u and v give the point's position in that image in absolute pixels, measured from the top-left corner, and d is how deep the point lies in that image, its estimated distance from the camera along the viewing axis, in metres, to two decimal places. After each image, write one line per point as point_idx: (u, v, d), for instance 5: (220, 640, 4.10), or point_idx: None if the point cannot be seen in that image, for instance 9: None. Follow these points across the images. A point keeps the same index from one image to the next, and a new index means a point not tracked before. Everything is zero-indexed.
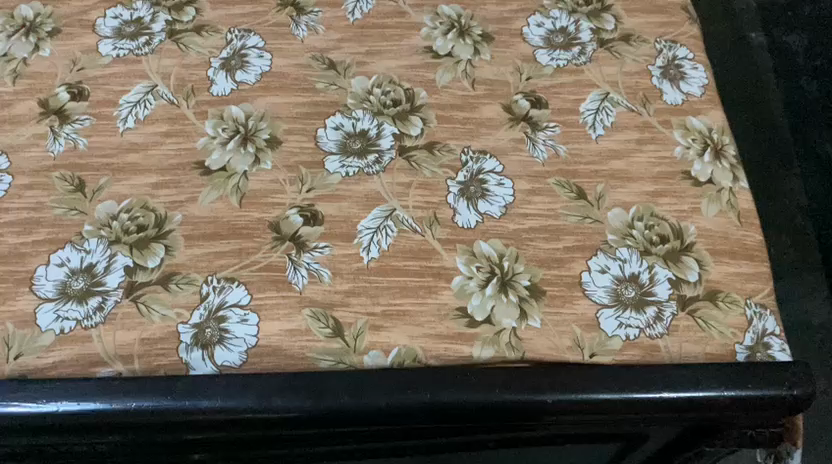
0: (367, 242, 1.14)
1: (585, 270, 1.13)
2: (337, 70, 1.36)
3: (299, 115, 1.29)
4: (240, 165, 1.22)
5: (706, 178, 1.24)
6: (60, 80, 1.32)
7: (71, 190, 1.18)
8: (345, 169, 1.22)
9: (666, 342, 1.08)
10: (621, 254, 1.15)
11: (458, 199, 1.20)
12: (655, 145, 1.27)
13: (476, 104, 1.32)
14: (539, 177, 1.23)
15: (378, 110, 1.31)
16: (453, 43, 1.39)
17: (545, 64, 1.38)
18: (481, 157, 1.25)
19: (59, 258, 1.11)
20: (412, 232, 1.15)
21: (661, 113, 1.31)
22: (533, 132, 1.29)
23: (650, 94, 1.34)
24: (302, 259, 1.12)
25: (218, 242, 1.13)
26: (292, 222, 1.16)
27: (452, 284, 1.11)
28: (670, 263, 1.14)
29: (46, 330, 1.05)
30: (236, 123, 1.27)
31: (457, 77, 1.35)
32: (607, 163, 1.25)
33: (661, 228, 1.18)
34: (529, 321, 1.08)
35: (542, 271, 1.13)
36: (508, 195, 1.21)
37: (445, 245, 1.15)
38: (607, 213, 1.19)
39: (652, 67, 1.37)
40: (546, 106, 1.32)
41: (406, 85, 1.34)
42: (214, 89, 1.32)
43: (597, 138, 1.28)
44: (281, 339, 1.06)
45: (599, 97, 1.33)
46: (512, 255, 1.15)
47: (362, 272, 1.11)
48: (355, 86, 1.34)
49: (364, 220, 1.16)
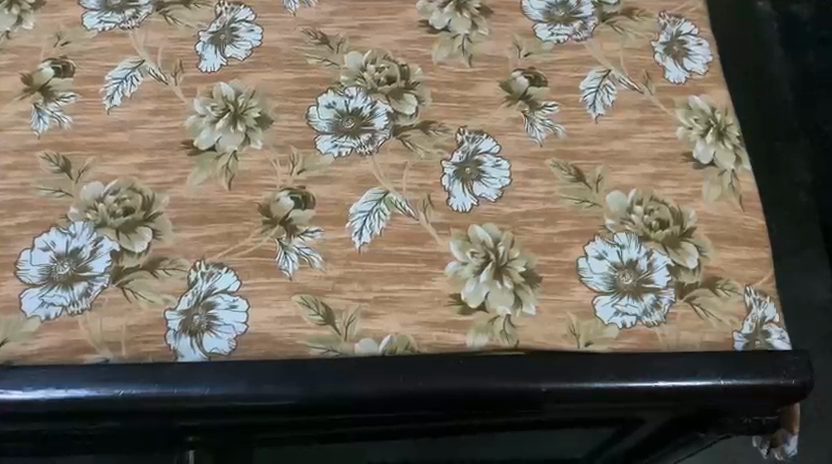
0: (359, 227, 1.12)
1: (582, 256, 1.11)
2: (329, 45, 1.31)
3: (291, 92, 1.26)
4: (229, 145, 1.19)
5: (708, 160, 1.21)
6: (44, 54, 1.28)
7: (56, 170, 1.15)
8: (338, 149, 1.19)
9: (663, 330, 1.06)
10: (619, 239, 1.12)
11: (454, 182, 1.17)
12: (657, 126, 1.24)
13: (473, 81, 1.28)
14: (537, 158, 1.20)
15: (372, 88, 1.27)
16: (449, 16, 1.35)
17: (545, 40, 1.33)
18: (477, 138, 1.22)
19: (44, 242, 1.09)
20: (406, 216, 1.13)
21: (664, 92, 1.27)
22: (531, 111, 1.25)
23: (653, 72, 1.30)
24: (293, 244, 1.09)
25: (207, 226, 1.10)
26: (283, 206, 1.13)
27: (446, 270, 1.08)
28: (669, 249, 1.12)
29: (31, 315, 1.04)
30: (225, 101, 1.24)
31: (454, 53, 1.31)
32: (606, 144, 1.22)
33: (661, 212, 1.15)
34: (524, 308, 1.07)
35: (538, 257, 1.11)
36: (505, 178, 1.18)
37: (440, 230, 1.12)
38: (606, 196, 1.16)
39: (655, 42, 1.33)
40: (545, 83, 1.28)
41: (401, 60, 1.30)
42: (203, 65, 1.28)
43: (597, 117, 1.25)
44: (271, 327, 1.04)
45: (600, 75, 1.29)
46: (508, 240, 1.12)
47: (354, 258, 1.09)
48: (349, 62, 1.30)
49: (356, 204, 1.14)
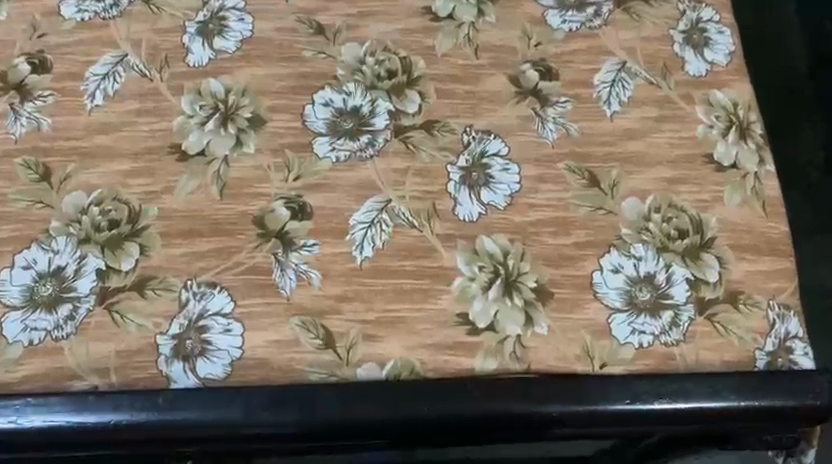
0: (360, 239, 1.05)
1: (597, 270, 1.05)
2: (325, 35, 1.22)
3: (284, 88, 1.17)
4: (220, 149, 1.11)
5: (729, 162, 1.14)
6: (20, 48, 1.19)
7: (36, 179, 1.08)
8: (335, 153, 1.12)
9: (681, 349, 1.01)
10: (636, 251, 1.06)
11: (460, 188, 1.11)
12: (676, 124, 1.16)
13: (479, 75, 1.20)
14: (548, 161, 1.14)
15: (371, 83, 1.19)
16: (453, 2, 1.26)
17: (556, 28, 1.24)
18: (484, 139, 1.15)
19: (25, 260, 1.02)
20: (409, 228, 1.07)
21: (683, 86, 1.20)
22: (541, 109, 1.18)
23: (672, 64, 1.21)
24: (290, 259, 1.03)
25: (198, 240, 1.04)
26: (279, 217, 1.06)
27: (453, 287, 1.02)
28: (689, 261, 1.06)
29: (13, 341, 0.97)
30: (215, 100, 1.16)
31: (459, 44, 1.23)
32: (622, 145, 1.15)
33: (680, 221, 1.09)
34: (535, 328, 1.01)
35: (550, 271, 1.04)
36: (514, 183, 1.12)
37: (445, 242, 1.06)
38: (621, 203, 1.10)
39: (674, 31, 1.24)
40: (557, 77, 1.20)
41: (403, 52, 1.21)
42: (191, 59, 1.19)
43: (612, 115, 1.17)
44: (268, 351, 0.98)
45: (615, 67, 1.21)
46: (518, 253, 1.06)
47: (354, 273, 1.03)
48: (346, 54, 1.21)
49: (357, 213, 1.07)
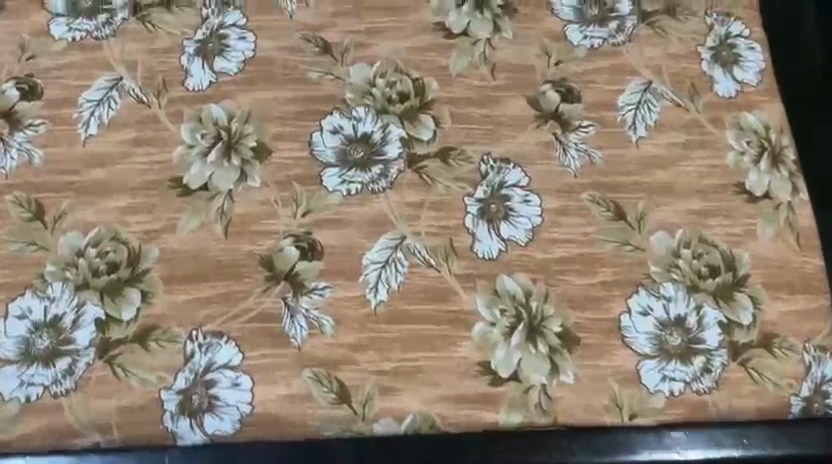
0: (374, 281, 1.00)
1: (625, 313, 1.00)
2: (332, 54, 1.15)
3: (291, 114, 1.11)
4: (224, 183, 1.05)
5: (762, 191, 1.08)
6: (8, 72, 1.12)
7: (29, 217, 1.02)
8: (346, 185, 1.06)
9: (714, 398, 0.96)
10: (665, 292, 1.01)
11: (478, 222, 1.05)
12: (705, 151, 1.10)
13: (495, 97, 1.13)
14: (571, 192, 1.07)
15: (382, 107, 1.12)
16: (468, 17, 1.18)
17: (577, 44, 1.17)
18: (503, 168, 1.09)
19: (19, 309, 0.96)
20: (425, 268, 1.01)
21: (712, 108, 1.13)
22: (562, 134, 1.11)
23: (700, 84, 1.15)
24: (300, 304, 0.97)
25: (202, 285, 0.98)
26: (288, 257, 1.00)
27: (473, 332, 0.97)
28: (721, 302, 1.01)
29: (9, 398, 0.92)
30: (217, 127, 1.09)
31: (474, 62, 1.15)
32: (648, 174, 1.09)
33: (711, 257, 1.03)
34: (561, 376, 0.96)
35: (574, 314, 0.99)
36: (535, 217, 1.06)
37: (463, 283, 1.00)
38: (649, 238, 1.04)
39: (702, 47, 1.17)
40: (578, 98, 1.14)
41: (415, 73, 1.14)
42: (190, 82, 1.12)
43: (637, 140, 1.11)
44: (279, 406, 0.92)
45: (640, 88, 1.14)
46: (541, 295, 1.00)
47: (369, 319, 0.97)
48: (355, 76, 1.14)
49: (370, 252, 1.02)
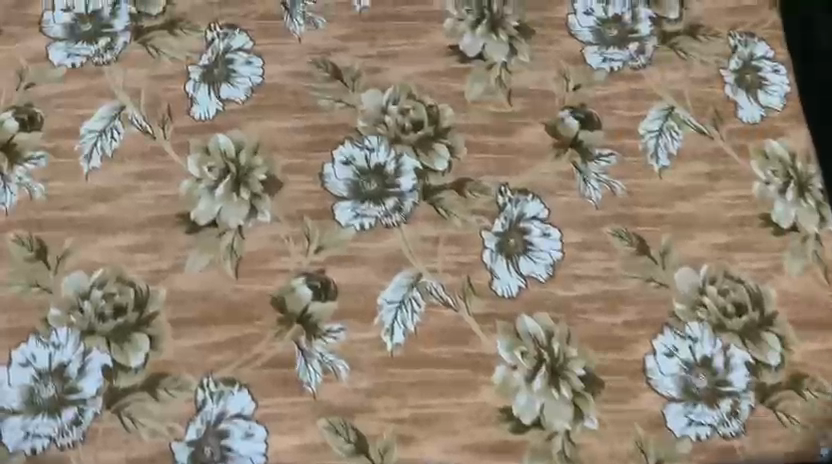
0: (390, 322, 0.96)
1: (650, 354, 0.97)
2: (343, 80, 1.11)
3: (301, 144, 1.07)
4: (233, 218, 1.01)
5: (788, 223, 1.05)
6: (6, 100, 1.08)
7: (31, 257, 0.98)
8: (360, 220, 1.02)
9: (743, 442, 0.93)
10: (691, 332, 0.98)
11: (497, 258, 1.02)
12: (729, 181, 1.07)
13: (513, 124, 1.09)
14: (592, 225, 1.04)
15: (395, 136, 1.08)
16: (483, 40, 1.14)
17: (596, 68, 1.13)
18: (521, 200, 1.05)
19: (22, 356, 0.93)
20: (443, 307, 0.98)
21: (736, 136, 1.10)
22: (582, 163, 1.07)
23: (722, 110, 1.11)
24: (314, 348, 0.94)
25: (212, 328, 0.94)
26: (300, 297, 0.97)
27: (494, 376, 0.94)
28: (748, 341, 0.98)
29: (14, 450, 0.89)
30: (224, 159, 1.05)
31: (490, 88, 1.11)
32: (671, 206, 1.05)
33: (738, 294, 1.00)
34: (584, 422, 0.93)
35: (598, 355, 0.97)
36: (555, 251, 1.02)
37: (483, 323, 0.97)
38: (674, 273, 1.01)
39: (725, 70, 1.14)
40: (598, 125, 1.10)
41: (429, 99, 1.10)
42: (196, 110, 1.08)
43: (660, 170, 1.07)
44: (294, 457, 0.89)
45: (662, 114, 1.10)
46: (563, 335, 0.97)
47: (386, 363, 0.94)
48: (367, 103, 1.10)
49: (386, 292, 0.98)
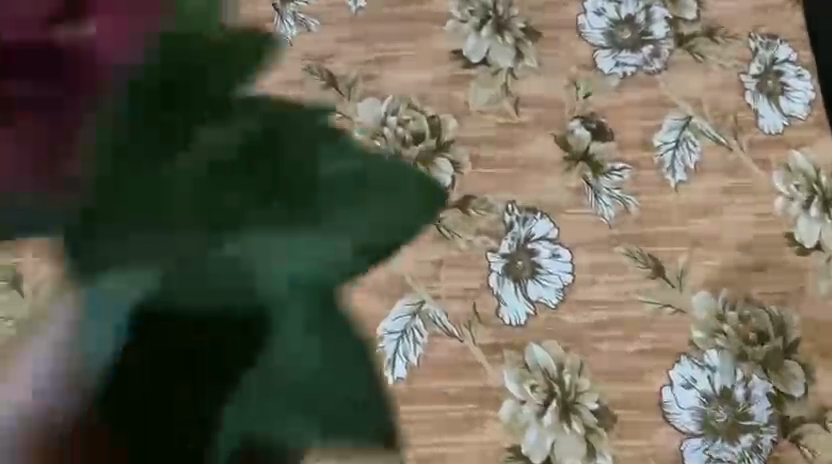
0: (391, 355, 0.91)
1: (666, 385, 0.91)
2: (337, 87, 1.03)
3: None
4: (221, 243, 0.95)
5: (812, 242, 0.99)
6: None
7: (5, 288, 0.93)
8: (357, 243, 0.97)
9: None
10: (710, 361, 0.92)
11: (504, 282, 0.95)
12: (749, 197, 1.01)
13: (520, 136, 1.02)
14: (605, 245, 0.98)
15: (395, 150, 1.01)
16: (488, 43, 1.06)
17: (608, 73, 1.06)
18: (529, 218, 0.99)
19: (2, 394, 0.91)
20: (447, 337, 0.92)
21: (757, 147, 1.03)
22: (593, 177, 1.01)
23: (743, 119, 1.04)
24: None
25: None
26: None
27: (502, 412, 0.89)
28: (770, 371, 0.92)
29: None
30: None
31: (495, 96, 1.04)
32: (689, 224, 0.99)
33: (759, 321, 0.94)
34: (597, 459, 0.89)
35: (611, 387, 0.91)
36: (566, 274, 0.96)
37: (489, 355, 0.92)
38: (690, 297, 0.95)
39: (746, 76, 1.06)
40: (611, 136, 1.03)
41: (430, 109, 1.03)
42: None
43: (677, 185, 1.01)
44: None
45: (679, 124, 1.03)
46: (574, 366, 0.92)
47: (387, 399, 0.90)
48: (364, 114, 1.02)
49: (385, 322, 0.93)
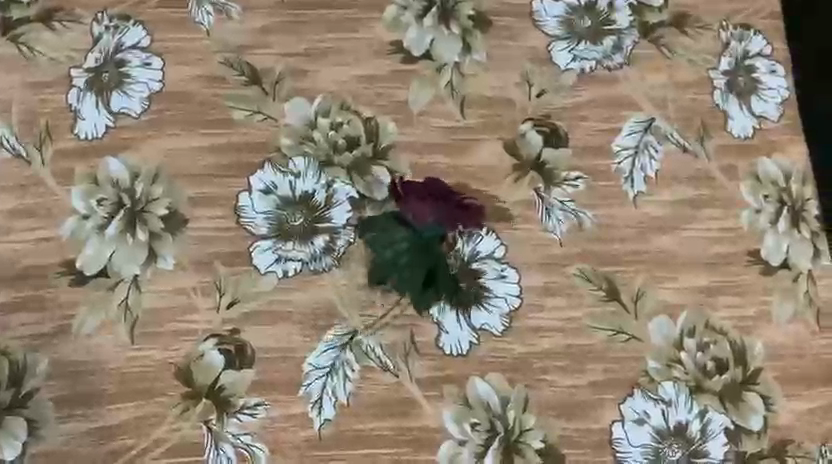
0: (318, 393, 0.82)
1: (618, 421, 0.84)
2: (261, 85, 0.92)
3: (212, 169, 0.89)
4: (127, 266, 0.85)
5: (779, 260, 0.91)
6: None
7: None
8: (282, 265, 0.86)
9: None
10: (664, 393, 0.86)
11: (446, 307, 0.86)
12: (715, 210, 0.92)
13: (465, 141, 0.92)
14: (556, 264, 0.89)
15: (326, 157, 0.90)
16: (431, 33, 0.95)
17: (564, 68, 0.96)
18: (474, 235, 0.89)
19: None
20: (381, 372, 0.84)
21: (723, 153, 0.94)
22: (545, 189, 0.91)
23: (710, 121, 0.95)
24: (227, 429, 0.81)
25: (105, 409, 0.80)
26: (210, 365, 0.83)
27: (440, 455, 0.82)
28: (728, 404, 0.86)
29: None
30: (117, 190, 0.88)
31: (440, 95, 0.94)
32: (648, 240, 0.91)
33: (719, 348, 0.88)
34: None
35: (559, 424, 0.84)
36: (513, 298, 0.88)
37: (427, 391, 0.84)
38: (647, 323, 0.88)
39: (715, 71, 0.97)
40: (565, 141, 0.93)
41: (366, 109, 0.92)
42: (80, 127, 0.89)
43: (635, 197, 0.92)
44: None
45: (640, 127, 0.94)
46: (520, 401, 0.84)
47: (310, 445, 0.81)
48: (292, 115, 0.92)
49: (312, 356, 0.84)
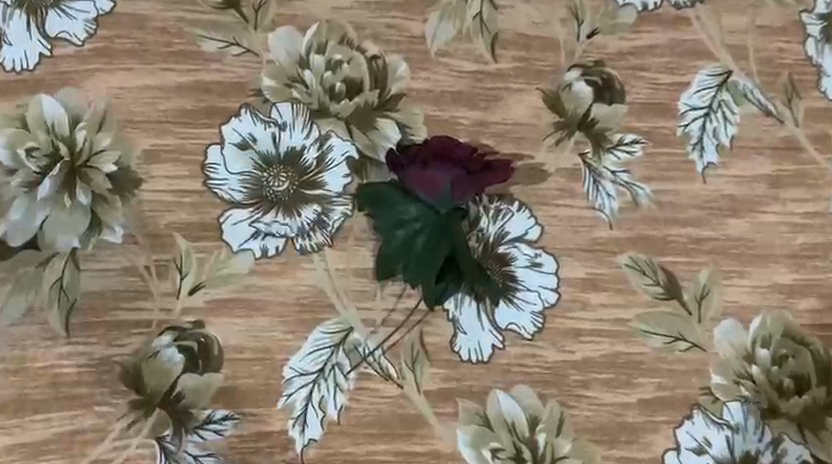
0: (302, 405, 0.66)
1: (673, 449, 0.68)
2: (240, 10, 0.72)
3: (174, 116, 0.70)
4: (63, 236, 0.67)
5: None
6: None
7: None
8: (260, 241, 0.68)
9: None
10: (731, 417, 0.69)
11: (464, 302, 0.69)
12: (802, 189, 0.74)
13: (496, 91, 0.73)
14: (604, 252, 0.71)
15: (319, 104, 0.71)
16: None
17: (623, 2, 0.76)
18: (502, 211, 0.71)
19: None
20: (382, 381, 0.67)
21: (815, 119, 0.76)
22: (593, 156, 0.73)
23: (799, 78, 0.76)
24: (185, 448, 0.64)
25: (30, 419, 0.63)
26: (167, 367, 0.65)
27: None
28: (807, 432, 0.70)
29: None
30: (53, 138, 0.69)
31: (465, 32, 0.74)
32: (719, 225, 0.73)
33: (799, 363, 0.71)
34: None
35: (599, 452, 0.68)
36: (548, 292, 0.70)
37: (438, 406, 0.67)
38: (713, 330, 0.71)
39: (810, 15, 0.78)
40: (620, 96, 0.74)
41: (372, 46, 0.73)
42: (6, 55, 0.70)
43: (705, 170, 0.74)
44: None
45: (714, 81, 0.75)
46: (552, 422, 0.68)
47: None
48: (277, 49, 0.72)
49: (296, 359, 0.66)
